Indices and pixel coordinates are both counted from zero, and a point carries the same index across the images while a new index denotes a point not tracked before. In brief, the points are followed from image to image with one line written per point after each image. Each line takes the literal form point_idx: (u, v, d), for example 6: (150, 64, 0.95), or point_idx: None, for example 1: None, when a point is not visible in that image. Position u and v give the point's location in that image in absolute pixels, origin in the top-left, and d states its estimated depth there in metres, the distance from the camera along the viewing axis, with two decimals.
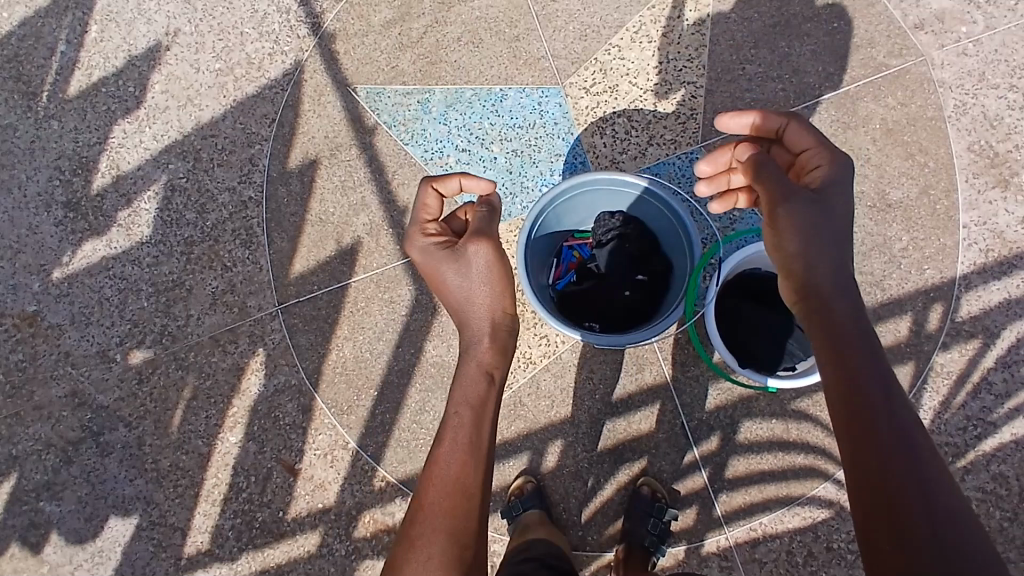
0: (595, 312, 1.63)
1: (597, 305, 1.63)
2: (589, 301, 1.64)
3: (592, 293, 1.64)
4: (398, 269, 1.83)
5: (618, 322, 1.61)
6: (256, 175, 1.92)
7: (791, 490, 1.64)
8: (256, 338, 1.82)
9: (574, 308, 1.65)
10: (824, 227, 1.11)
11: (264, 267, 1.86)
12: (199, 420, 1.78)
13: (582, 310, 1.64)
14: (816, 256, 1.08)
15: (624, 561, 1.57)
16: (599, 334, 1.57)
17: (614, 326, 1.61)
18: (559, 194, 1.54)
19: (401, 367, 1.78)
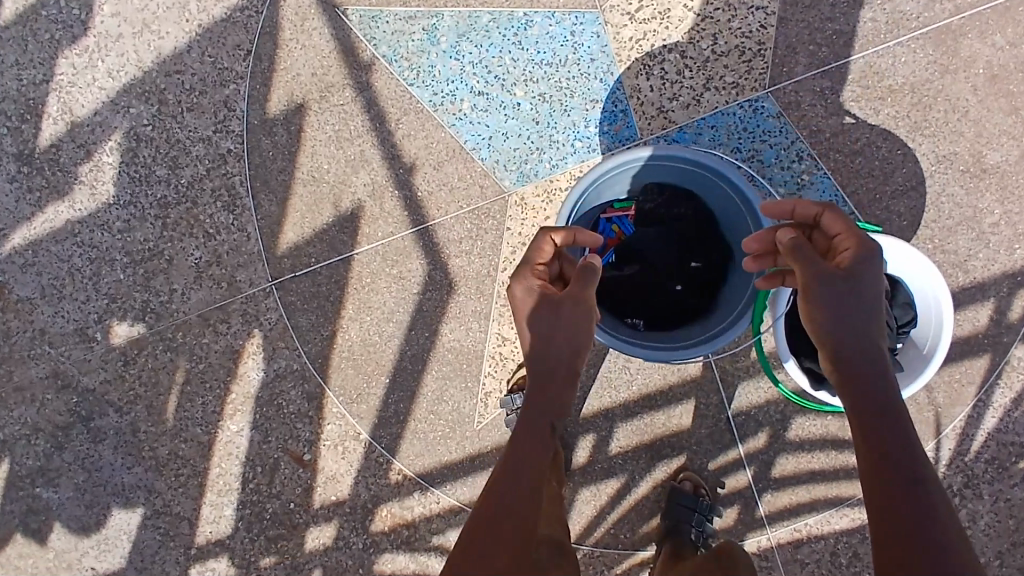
0: (638, 306, 1.41)
1: (641, 299, 1.41)
2: (632, 292, 1.41)
3: (636, 284, 1.42)
4: (407, 240, 1.59)
5: (665, 320, 1.39)
6: (233, 122, 1.62)
7: (842, 490, 1.57)
8: (249, 318, 1.62)
9: (613, 300, 1.42)
10: (855, 307, 1.00)
11: (251, 235, 1.62)
12: (196, 406, 1.63)
13: (623, 302, 1.41)
14: (848, 340, 0.99)
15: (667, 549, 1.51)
16: (643, 335, 1.36)
17: (660, 323, 1.39)
18: (606, 173, 1.28)
19: (415, 352, 1.60)
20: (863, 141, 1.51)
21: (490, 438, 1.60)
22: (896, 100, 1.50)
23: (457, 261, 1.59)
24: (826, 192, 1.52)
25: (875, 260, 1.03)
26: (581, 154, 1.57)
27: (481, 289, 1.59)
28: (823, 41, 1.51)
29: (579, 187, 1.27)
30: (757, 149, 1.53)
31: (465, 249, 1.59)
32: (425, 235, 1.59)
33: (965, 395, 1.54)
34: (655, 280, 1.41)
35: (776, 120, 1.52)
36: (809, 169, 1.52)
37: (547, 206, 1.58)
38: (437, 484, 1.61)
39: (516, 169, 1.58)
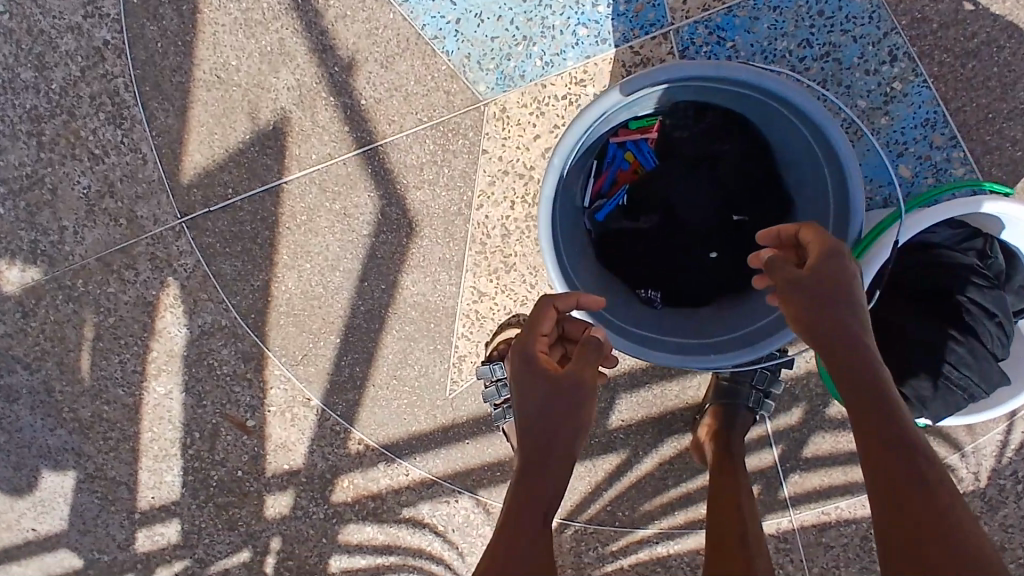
0: (658, 276, 1.08)
1: (664, 266, 1.08)
2: (652, 256, 1.08)
3: (656, 245, 1.08)
4: (350, 166, 1.20)
5: (692, 296, 1.06)
6: (107, 1, 1.21)
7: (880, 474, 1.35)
8: (159, 263, 1.29)
9: (625, 267, 1.08)
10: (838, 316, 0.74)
11: (150, 157, 1.25)
12: (113, 365, 1.36)
13: (638, 268, 1.08)
14: (838, 349, 0.73)
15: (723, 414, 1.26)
16: (663, 319, 1.03)
17: (686, 300, 1.06)
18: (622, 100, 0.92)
19: (369, 308, 1.28)
20: (981, 37, 1.09)
21: (466, 408, 1.33)
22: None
23: (417, 194, 1.21)
24: (922, 108, 1.11)
25: (849, 259, 0.76)
26: (585, 46, 1.13)
27: (449, 231, 1.22)
28: None
29: (581, 120, 0.91)
30: (835, 44, 1.11)
31: (427, 179, 1.20)
32: (374, 158, 1.19)
33: None
34: (683, 240, 1.07)
35: (866, 2, 1.10)
36: (904, 74, 1.11)
37: (535, 121, 1.17)
38: (405, 456, 1.37)
39: (495, 67, 1.15)
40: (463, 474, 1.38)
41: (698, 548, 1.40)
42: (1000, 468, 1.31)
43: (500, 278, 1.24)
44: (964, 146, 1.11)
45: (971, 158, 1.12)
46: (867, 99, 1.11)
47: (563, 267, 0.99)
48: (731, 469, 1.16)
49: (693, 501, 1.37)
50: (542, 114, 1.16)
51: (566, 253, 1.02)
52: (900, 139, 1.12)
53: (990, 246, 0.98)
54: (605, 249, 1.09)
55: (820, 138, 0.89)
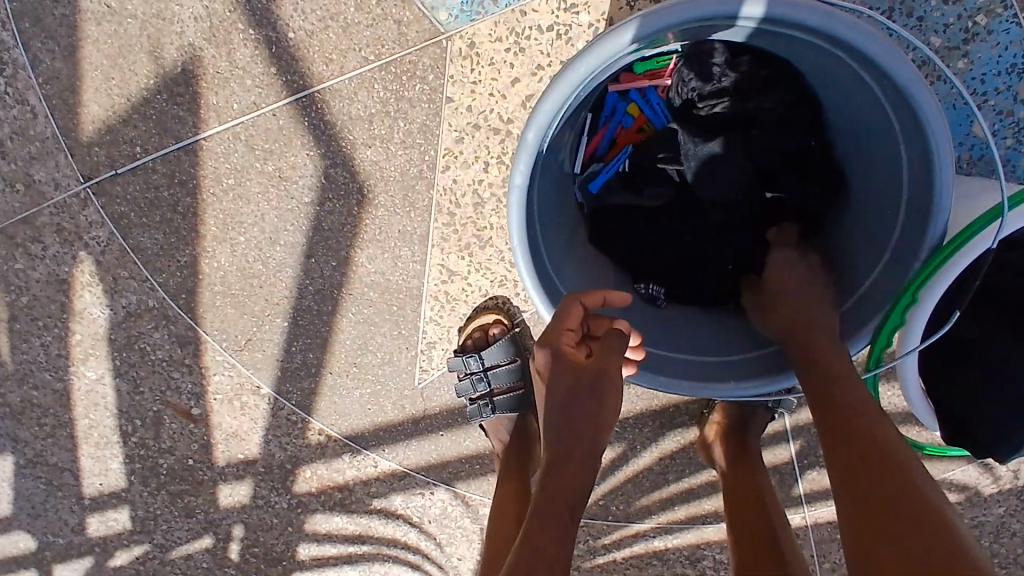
0: (666, 272, 0.85)
1: (674, 260, 0.85)
2: (660, 245, 0.85)
3: (665, 231, 0.85)
4: (281, 117, 0.96)
5: (708, 297, 0.85)
6: None
7: None
8: (68, 237, 1.07)
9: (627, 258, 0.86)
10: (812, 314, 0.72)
11: (37, 108, 1.00)
12: (35, 349, 1.19)
13: (642, 261, 0.85)
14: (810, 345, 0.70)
15: (741, 423, 1.05)
16: (672, 330, 0.81)
17: (701, 302, 0.85)
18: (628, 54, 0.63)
19: (319, 288, 1.07)
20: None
21: (439, 397, 1.16)
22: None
23: (367, 154, 0.97)
24: (1009, 51, 0.88)
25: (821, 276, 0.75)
26: None
27: (409, 199, 0.99)
28: None
29: (570, 76, 0.62)
30: None
31: (379, 133, 0.96)
32: (310, 108, 0.96)
33: None
34: (697, 229, 0.84)
35: None
36: (991, 5, 0.86)
37: (513, 61, 0.91)
38: (372, 447, 1.21)
39: None
40: (437, 466, 1.21)
41: (699, 542, 1.23)
42: None
43: (473, 255, 1.03)
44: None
45: None
46: (942, 36, 0.87)
47: (545, 274, 0.74)
48: (748, 467, 0.98)
49: (696, 497, 1.21)
50: (521, 50, 0.90)
51: (549, 252, 0.76)
52: (978, 89, 0.89)
53: None
54: (600, 236, 0.85)
55: (899, 108, 0.63)
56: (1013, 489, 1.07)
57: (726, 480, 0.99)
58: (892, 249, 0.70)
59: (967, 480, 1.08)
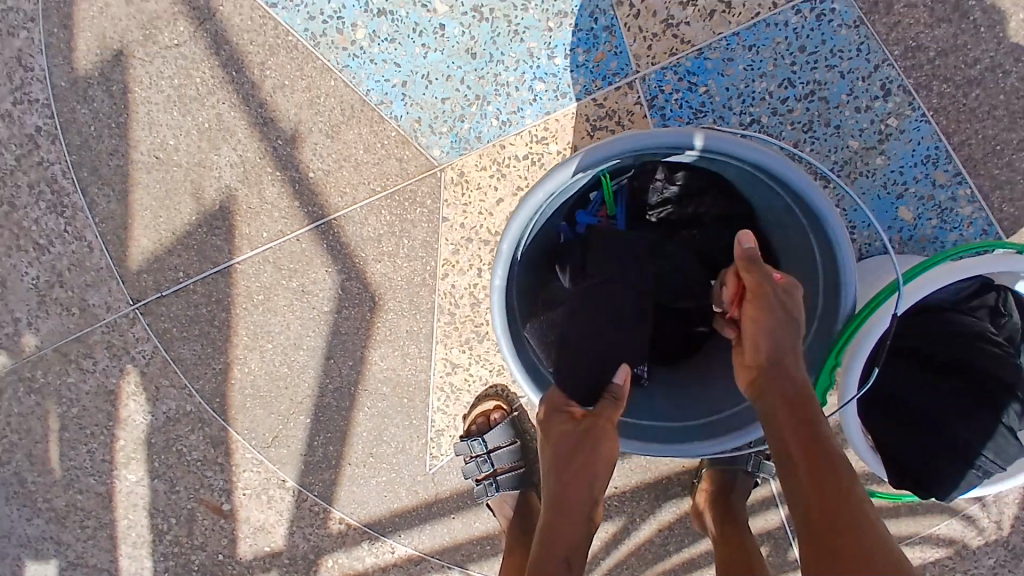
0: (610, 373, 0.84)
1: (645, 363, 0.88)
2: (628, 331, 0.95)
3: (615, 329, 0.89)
4: (304, 242, 1.13)
5: (679, 360, 0.99)
6: (36, 88, 1.13)
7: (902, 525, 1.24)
8: (117, 351, 1.22)
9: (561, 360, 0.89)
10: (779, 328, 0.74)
11: (94, 245, 1.17)
12: (82, 455, 1.31)
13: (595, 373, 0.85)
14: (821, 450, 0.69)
15: (727, 486, 1.15)
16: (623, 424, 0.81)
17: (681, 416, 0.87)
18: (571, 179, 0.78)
19: (337, 386, 1.21)
20: (985, 63, 1.01)
21: (449, 482, 1.25)
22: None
23: (378, 267, 1.13)
24: (922, 145, 1.04)
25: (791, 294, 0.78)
26: (543, 102, 1.05)
27: (415, 302, 1.14)
28: None
29: (530, 202, 0.76)
30: (820, 82, 1.03)
31: (387, 251, 1.12)
32: (328, 234, 1.12)
33: None
34: None
35: (852, 32, 1.02)
36: (900, 109, 1.03)
37: (497, 185, 1.08)
38: (390, 533, 1.29)
39: (448, 130, 1.08)
40: (451, 549, 1.29)
41: None
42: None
43: (473, 348, 1.16)
44: (969, 183, 1.04)
45: (979, 195, 1.04)
46: (857, 137, 1.04)
47: (523, 353, 0.87)
48: (734, 527, 1.07)
49: (697, 565, 1.27)
50: (505, 175, 1.08)
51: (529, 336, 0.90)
52: (899, 179, 1.05)
53: (1003, 303, 0.84)
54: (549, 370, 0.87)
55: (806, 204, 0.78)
56: (999, 540, 1.23)
57: (715, 534, 1.09)
58: (814, 317, 0.82)
59: (954, 536, 1.25)
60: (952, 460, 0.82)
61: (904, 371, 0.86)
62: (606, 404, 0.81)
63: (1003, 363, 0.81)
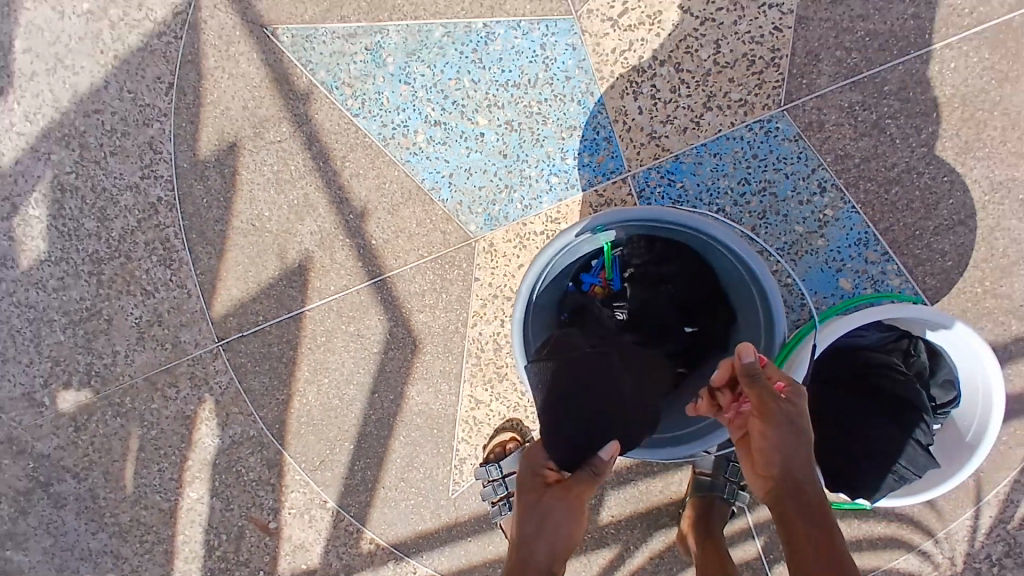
0: None
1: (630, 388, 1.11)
2: None
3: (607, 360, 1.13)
4: (363, 294, 1.41)
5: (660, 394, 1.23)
6: (162, 167, 1.43)
7: (867, 563, 1.38)
8: (199, 381, 1.48)
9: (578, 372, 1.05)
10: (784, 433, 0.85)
11: (193, 292, 1.46)
12: (153, 473, 1.53)
13: None
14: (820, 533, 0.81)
15: (704, 513, 1.33)
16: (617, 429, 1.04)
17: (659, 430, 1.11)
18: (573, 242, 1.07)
19: (380, 417, 1.45)
20: (902, 167, 1.27)
21: (468, 506, 1.46)
22: (943, 115, 1.26)
23: (421, 316, 1.40)
24: (855, 230, 1.29)
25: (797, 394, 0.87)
26: (557, 192, 1.34)
27: (449, 346, 1.40)
28: (853, 45, 1.27)
29: (542, 258, 1.05)
30: (770, 181, 1.29)
31: (429, 303, 1.40)
32: (383, 288, 1.41)
33: (1010, 457, 1.32)
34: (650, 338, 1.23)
35: (793, 144, 1.29)
36: (834, 202, 1.29)
37: (519, 254, 1.37)
38: (413, 554, 1.48)
39: (482, 211, 1.37)
40: (466, 570, 1.47)
41: None
42: (976, 553, 1.35)
43: (495, 386, 1.41)
44: (896, 260, 1.28)
45: (905, 270, 1.28)
46: (802, 223, 1.30)
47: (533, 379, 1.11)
48: (714, 550, 1.25)
49: None
50: (525, 246, 1.36)
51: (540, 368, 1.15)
52: (838, 257, 1.30)
53: (914, 347, 1.08)
54: None
55: (745, 264, 1.06)
56: None
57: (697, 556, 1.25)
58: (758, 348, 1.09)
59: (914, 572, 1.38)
60: (873, 467, 1.04)
61: (835, 397, 1.10)
62: (582, 476, 0.98)
63: (908, 389, 1.04)
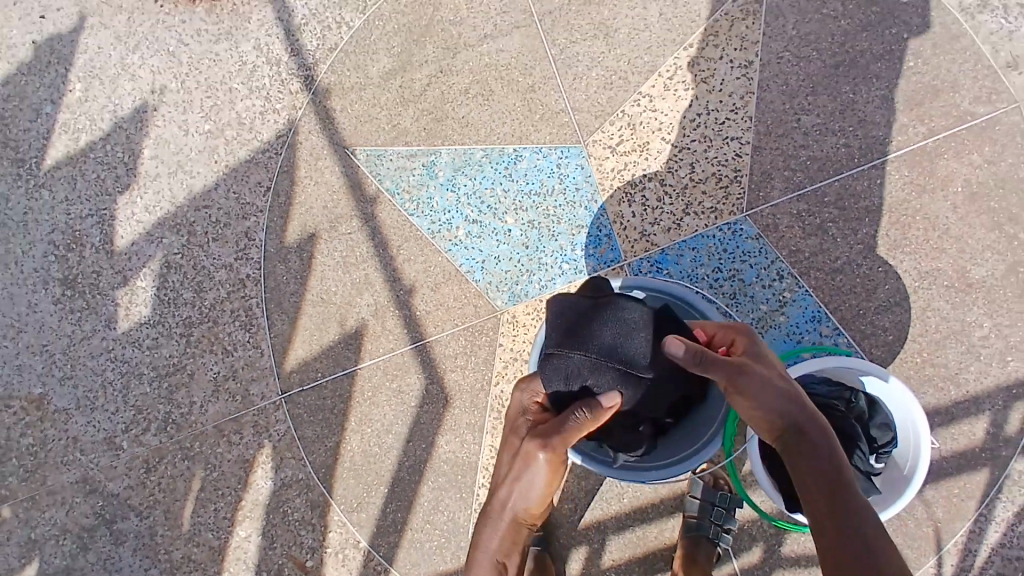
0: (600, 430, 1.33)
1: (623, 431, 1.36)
2: None
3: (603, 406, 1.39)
4: (406, 356, 1.70)
5: None
6: (253, 251, 1.79)
7: None
8: (260, 428, 1.73)
9: (589, 344, 1.20)
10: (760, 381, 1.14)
11: (265, 352, 1.76)
12: (209, 512, 1.74)
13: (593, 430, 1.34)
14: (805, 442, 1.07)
15: (691, 550, 1.50)
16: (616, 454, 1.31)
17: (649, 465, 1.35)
18: None
19: (412, 463, 1.68)
20: (843, 259, 1.58)
21: None
22: (875, 219, 1.59)
23: (453, 376, 1.68)
24: (809, 309, 1.58)
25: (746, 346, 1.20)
26: (568, 276, 1.67)
27: (476, 401, 1.67)
28: (797, 167, 1.62)
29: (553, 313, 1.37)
30: (738, 269, 1.61)
31: (460, 364, 1.68)
32: (423, 352, 1.70)
33: (964, 509, 1.50)
34: None
35: (755, 241, 1.61)
36: (790, 287, 1.59)
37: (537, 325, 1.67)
38: None
39: (507, 290, 1.69)
40: None
41: None
42: None
43: None
44: (845, 334, 1.56)
45: (853, 342, 1.56)
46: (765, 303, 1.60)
47: None
48: None
49: None
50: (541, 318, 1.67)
51: None
52: (797, 331, 1.58)
53: (853, 396, 1.35)
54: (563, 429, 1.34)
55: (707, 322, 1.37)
56: None
57: None
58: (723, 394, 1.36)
59: None
60: None
61: None
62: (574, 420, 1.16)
63: (846, 425, 1.32)
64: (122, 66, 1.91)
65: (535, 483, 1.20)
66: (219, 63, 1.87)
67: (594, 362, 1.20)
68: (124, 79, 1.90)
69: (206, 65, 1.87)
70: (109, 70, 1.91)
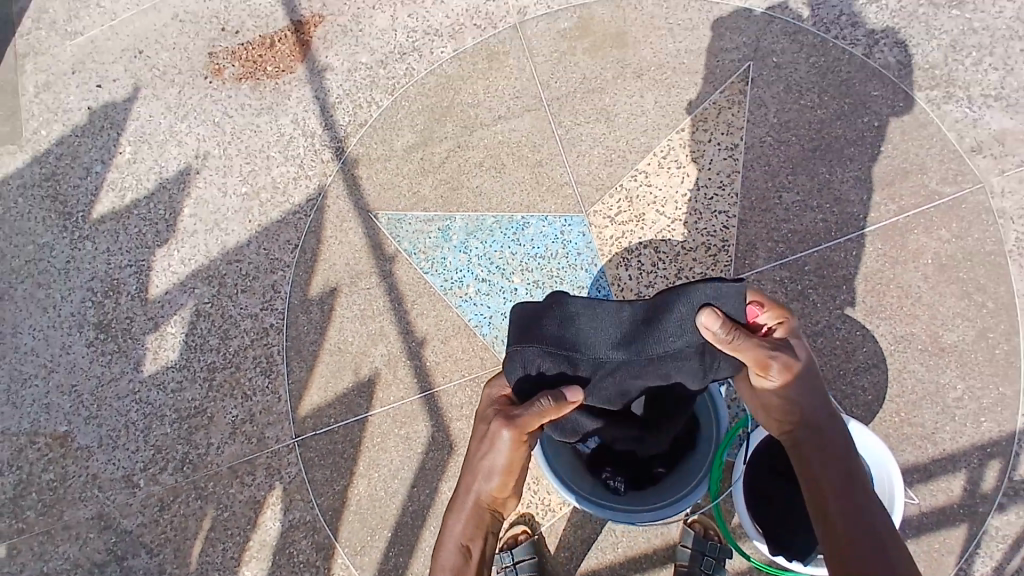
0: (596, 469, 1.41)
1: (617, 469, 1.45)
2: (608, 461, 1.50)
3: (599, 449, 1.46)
4: (415, 404, 1.81)
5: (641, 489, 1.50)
6: (278, 302, 1.93)
7: None
8: (273, 470, 1.82)
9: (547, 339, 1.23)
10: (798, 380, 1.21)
11: (283, 397, 1.87)
12: (217, 552, 1.80)
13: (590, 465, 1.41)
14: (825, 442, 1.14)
15: None
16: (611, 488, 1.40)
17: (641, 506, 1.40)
18: None
19: (416, 508, 1.75)
20: (824, 323, 1.71)
21: None
22: (852, 287, 1.73)
23: (458, 424, 1.78)
24: None
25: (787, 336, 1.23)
26: None
27: None
28: (779, 238, 1.78)
29: None
30: None
31: (466, 412, 1.79)
32: (431, 400, 1.81)
33: (944, 564, 1.56)
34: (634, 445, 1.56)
35: None
36: None
37: None
38: None
39: None
40: None
41: None
42: None
43: None
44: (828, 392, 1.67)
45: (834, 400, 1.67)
46: None
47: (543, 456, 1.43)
48: None
49: None
50: None
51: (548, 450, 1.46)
52: None
53: None
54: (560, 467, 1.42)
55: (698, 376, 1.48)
56: None
57: None
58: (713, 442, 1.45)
59: None
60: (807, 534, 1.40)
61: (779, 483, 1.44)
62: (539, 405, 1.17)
63: None
64: (170, 134, 2.12)
65: (496, 466, 1.17)
66: (259, 133, 2.08)
67: (550, 354, 1.23)
68: (171, 145, 2.11)
69: (247, 135, 2.08)
70: (158, 136, 2.12)
